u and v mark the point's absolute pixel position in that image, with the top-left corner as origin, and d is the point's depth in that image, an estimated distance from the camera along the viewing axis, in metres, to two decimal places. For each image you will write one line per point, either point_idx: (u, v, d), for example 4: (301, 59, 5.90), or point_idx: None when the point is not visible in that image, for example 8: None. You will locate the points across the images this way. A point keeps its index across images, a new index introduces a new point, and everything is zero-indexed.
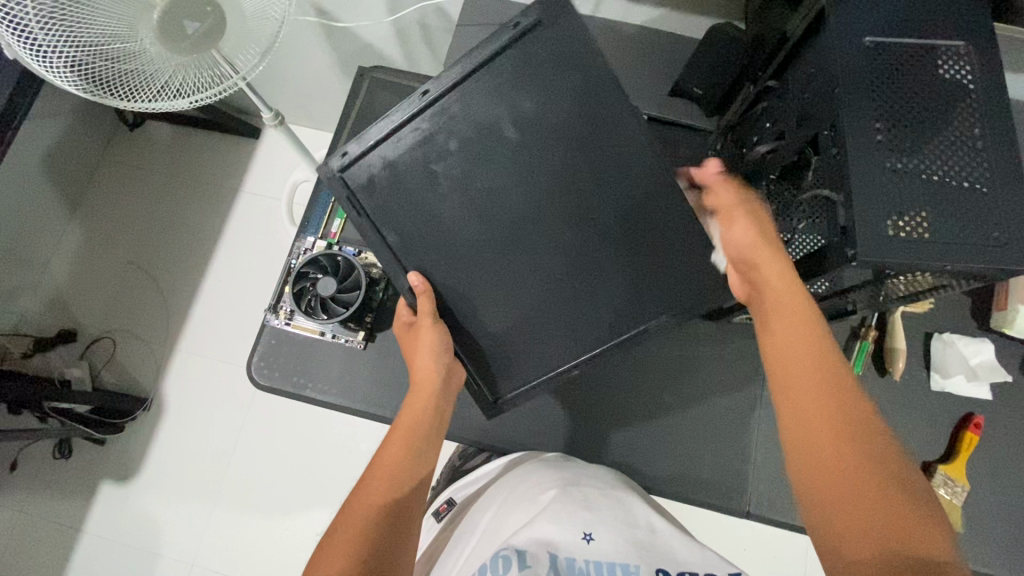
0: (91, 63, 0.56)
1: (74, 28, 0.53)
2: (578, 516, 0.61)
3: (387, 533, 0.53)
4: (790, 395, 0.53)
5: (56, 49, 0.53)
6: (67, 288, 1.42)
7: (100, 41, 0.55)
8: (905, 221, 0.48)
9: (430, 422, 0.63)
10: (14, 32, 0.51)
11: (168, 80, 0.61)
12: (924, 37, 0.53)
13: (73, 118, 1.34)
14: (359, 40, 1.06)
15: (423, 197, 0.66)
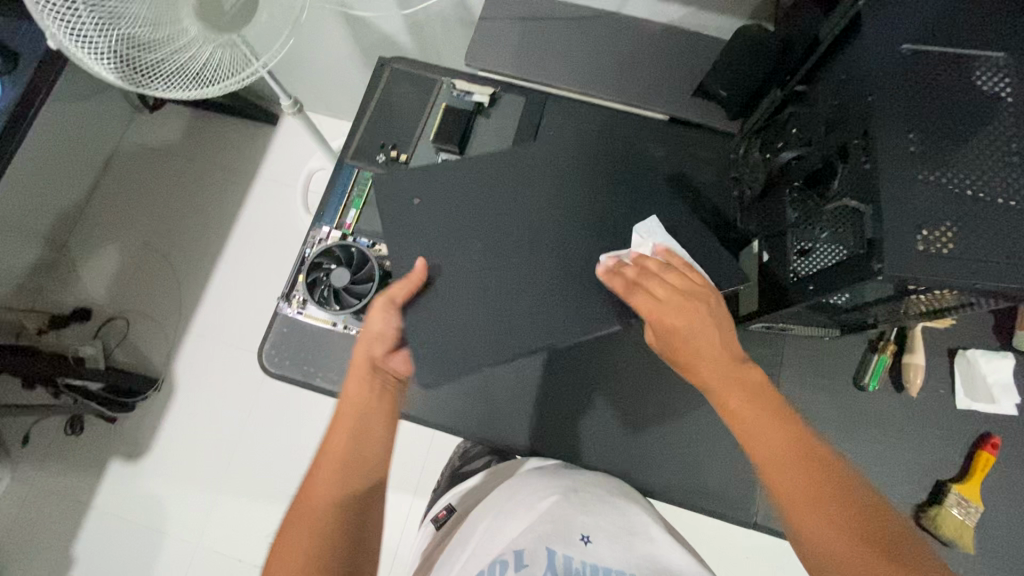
0: (130, 54, 0.59)
1: (116, 24, 0.57)
2: (577, 520, 0.63)
3: (339, 530, 0.58)
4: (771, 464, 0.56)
5: (100, 42, 0.57)
6: (82, 267, 1.44)
7: (138, 34, 0.59)
8: (929, 235, 0.46)
9: (375, 411, 0.66)
10: (62, 27, 0.54)
11: (200, 69, 0.64)
12: (963, 46, 0.51)
13: (93, 98, 1.35)
14: (379, 30, 1.05)
15: (462, 205, 0.74)
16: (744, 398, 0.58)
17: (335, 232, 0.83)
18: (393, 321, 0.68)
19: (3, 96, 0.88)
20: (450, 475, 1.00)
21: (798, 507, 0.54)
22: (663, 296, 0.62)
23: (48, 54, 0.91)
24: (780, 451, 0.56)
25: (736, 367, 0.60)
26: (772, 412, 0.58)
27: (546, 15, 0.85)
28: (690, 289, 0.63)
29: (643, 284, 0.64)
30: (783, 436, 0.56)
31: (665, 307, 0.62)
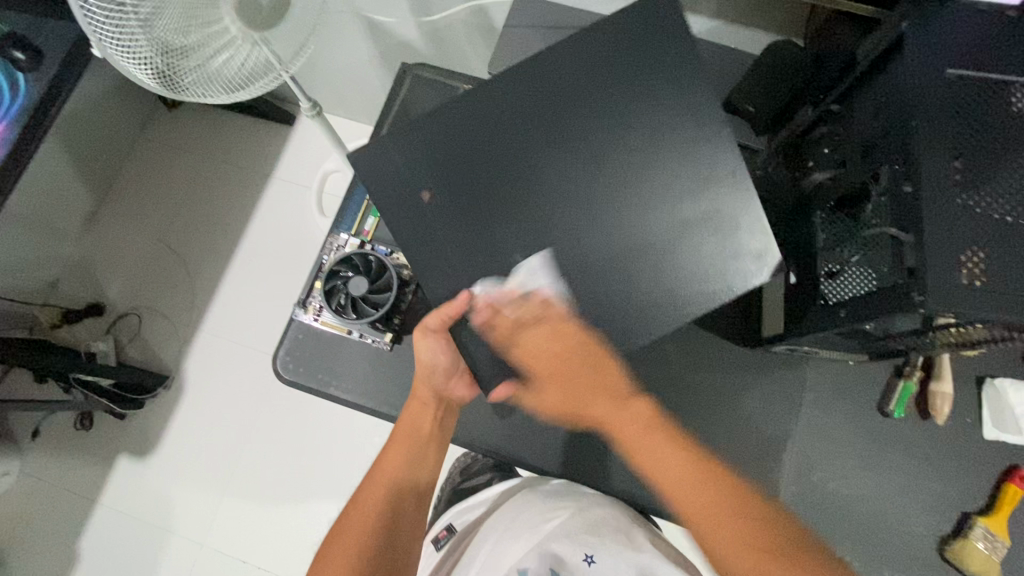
0: (170, 65, 0.63)
1: (160, 38, 0.60)
2: (584, 538, 0.69)
3: (376, 554, 0.62)
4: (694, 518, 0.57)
5: (145, 54, 0.60)
6: (97, 262, 1.45)
7: (178, 46, 0.62)
8: (968, 265, 0.45)
9: (427, 438, 0.70)
10: (112, 41, 0.58)
11: (230, 75, 0.68)
12: (1010, 72, 0.49)
13: (111, 95, 1.35)
14: (399, 37, 1.05)
15: (491, 182, 0.62)
16: (631, 428, 0.62)
17: (353, 239, 0.82)
18: (438, 345, 0.64)
19: (26, 92, 0.90)
20: (449, 492, 1.00)
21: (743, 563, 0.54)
22: (539, 347, 0.61)
23: (72, 53, 0.92)
24: (674, 474, 0.60)
25: (619, 403, 0.63)
26: (660, 443, 0.61)
27: (573, 23, 0.83)
28: (562, 338, 0.60)
29: (519, 332, 0.61)
30: (678, 462, 0.60)
31: (539, 357, 0.61)
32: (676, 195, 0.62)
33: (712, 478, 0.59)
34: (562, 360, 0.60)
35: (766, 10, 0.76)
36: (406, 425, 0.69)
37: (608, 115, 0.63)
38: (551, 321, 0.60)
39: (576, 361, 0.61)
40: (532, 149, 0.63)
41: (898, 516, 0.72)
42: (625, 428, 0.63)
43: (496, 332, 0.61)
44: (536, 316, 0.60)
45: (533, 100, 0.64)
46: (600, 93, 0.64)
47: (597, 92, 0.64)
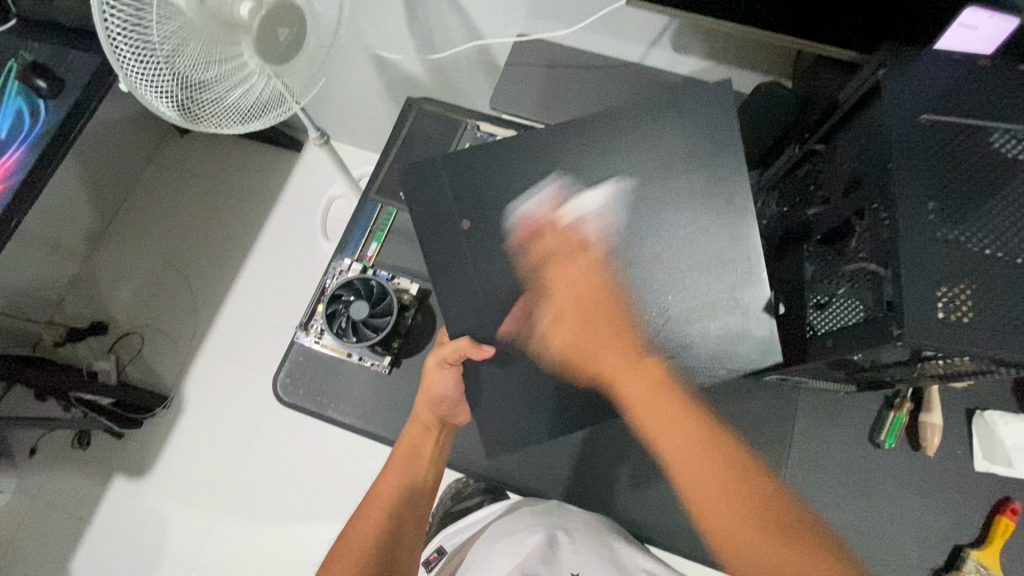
0: (192, 99, 0.68)
1: (183, 75, 0.65)
2: (569, 555, 0.69)
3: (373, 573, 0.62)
4: (687, 484, 0.59)
5: (168, 90, 0.65)
6: (102, 281, 1.47)
7: (198, 82, 0.67)
8: (944, 298, 0.47)
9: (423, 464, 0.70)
10: (141, 78, 0.63)
11: (245, 108, 0.73)
12: (983, 117, 0.52)
13: (126, 121, 1.40)
14: (405, 72, 1.09)
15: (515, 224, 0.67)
16: (636, 385, 0.62)
17: (356, 264, 0.84)
18: (448, 381, 0.67)
19: (47, 120, 0.94)
20: (440, 517, 1.00)
21: (716, 517, 0.58)
22: (560, 285, 0.65)
23: (92, 83, 0.97)
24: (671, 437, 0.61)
25: (634, 362, 0.63)
26: (662, 404, 0.62)
27: (570, 62, 0.87)
28: (593, 275, 0.64)
29: (551, 263, 0.66)
30: (680, 423, 0.61)
31: (560, 294, 0.65)
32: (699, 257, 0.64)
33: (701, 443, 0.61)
34: (588, 296, 0.64)
35: (756, 53, 0.80)
36: (402, 451, 0.70)
37: (619, 154, 0.67)
38: (575, 249, 0.65)
39: (602, 304, 0.64)
40: (544, 182, 0.68)
41: (891, 548, 0.72)
42: (626, 384, 0.63)
43: (540, 245, 0.66)
44: (571, 244, 0.65)
45: (556, 145, 0.68)
46: (618, 133, 0.67)
47: (599, 128, 0.68)
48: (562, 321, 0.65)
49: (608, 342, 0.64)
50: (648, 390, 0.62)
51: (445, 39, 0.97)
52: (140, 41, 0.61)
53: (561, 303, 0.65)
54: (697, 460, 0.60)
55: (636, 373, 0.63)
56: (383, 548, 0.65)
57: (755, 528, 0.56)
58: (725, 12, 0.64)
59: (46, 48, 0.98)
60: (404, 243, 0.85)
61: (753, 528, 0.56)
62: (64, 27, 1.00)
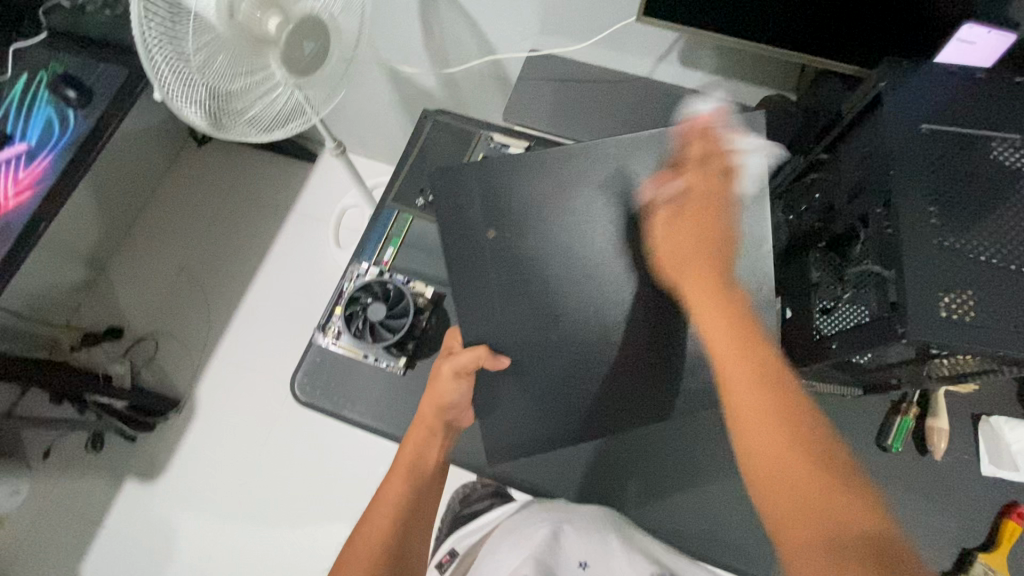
0: (220, 109, 0.71)
1: (215, 88, 0.68)
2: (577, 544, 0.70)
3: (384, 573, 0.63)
4: (755, 441, 0.54)
5: (200, 100, 0.68)
6: (119, 286, 1.50)
7: (228, 94, 0.70)
8: (949, 300, 0.48)
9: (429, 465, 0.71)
10: (176, 89, 0.65)
11: (268, 119, 0.76)
12: (981, 128, 0.54)
13: (147, 131, 1.44)
14: (420, 85, 1.13)
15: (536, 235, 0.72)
16: (727, 334, 0.59)
17: (373, 268, 0.87)
18: (463, 390, 0.71)
19: (76, 127, 0.98)
20: (452, 520, 1.02)
21: (776, 480, 0.53)
22: (682, 199, 0.67)
23: (120, 93, 1.00)
24: (749, 384, 0.56)
25: (719, 283, 0.62)
26: (752, 344, 0.58)
27: (582, 76, 0.90)
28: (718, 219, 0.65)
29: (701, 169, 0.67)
30: (760, 368, 0.56)
31: (688, 201, 0.66)
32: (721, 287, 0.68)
33: (786, 406, 0.54)
34: (706, 215, 0.65)
35: (762, 68, 0.82)
36: (407, 454, 0.71)
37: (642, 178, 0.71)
38: (713, 165, 0.67)
39: (710, 224, 0.65)
40: (569, 200, 0.72)
41: None
42: (710, 317, 0.60)
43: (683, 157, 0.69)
44: (707, 158, 0.67)
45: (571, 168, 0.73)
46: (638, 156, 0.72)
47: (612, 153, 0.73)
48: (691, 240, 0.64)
49: (717, 253, 0.64)
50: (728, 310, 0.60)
51: (460, 54, 1.00)
52: (176, 55, 0.64)
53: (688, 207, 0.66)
54: (776, 421, 0.54)
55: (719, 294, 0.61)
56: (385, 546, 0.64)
57: (813, 491, 0.51)
58: (733, 28, 0.67)
59: (76, 59, 1.02)
60: (419, 248, 0.88)
61: (822, 504, 0.51)
62: (93, 40, 1.04)
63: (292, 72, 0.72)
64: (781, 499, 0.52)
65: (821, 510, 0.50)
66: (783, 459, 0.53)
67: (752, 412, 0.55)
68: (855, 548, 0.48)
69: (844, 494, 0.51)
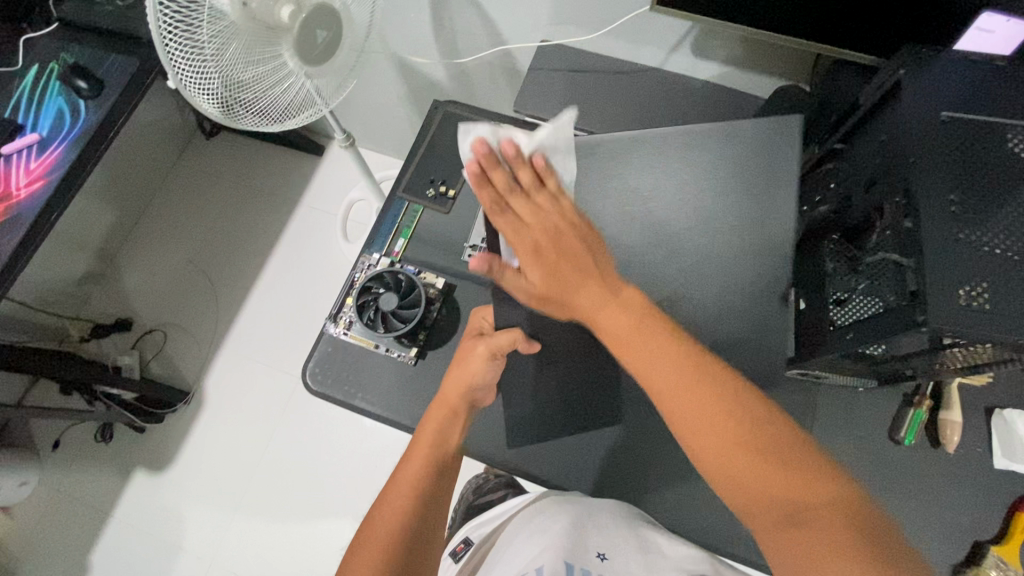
0: (233, 99, 0.71)
1: (227, 78, 0.69)
2: (594, 538, 0.67)
3: (406, 552, 0.59)
4: (693, 433, 0.50)
5: (213, 90, 0.68)
6: (128, 278, 1.51)
7: (240, 84, 0.70)
8: (968, 289, 0.48)
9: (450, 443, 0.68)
10: (189, 78, 0.66)
11: (279, 109, 0.77)
12: (1002, 117, 0.54)
13: (155, 124, 1.45)
14: (429, 77, 1.13)
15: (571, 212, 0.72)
16: (631, 338, 0.53)
17: (384, 259, 0.87)
18: (492, 371, 0.70)
19: (87, 118, 0.98)
20: (462, 512, 1.02)
21: (721, 466, 0.49)
22: (529, 217, 0.58)
23: (130, 84, 1.01)
24: (674, 378, 0.51)
25: (609, 288, 0.55)
26: (663, 343, 0.53)
27: (593, 66, 0.90)
28: (562, 213, 0.58)
29: (512, 201, 0.58)
30: (675, 360, 0.52)
31: (528, 230, 0.57)
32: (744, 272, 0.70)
33: (718, 396, 0.50)
34: (565, 238, 0.57)
35: (775, 58, 0.82)
36: (427, 434, 0.67)
37: (667, 161, 0.72)
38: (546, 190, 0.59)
39: (573, 239, 0.57)
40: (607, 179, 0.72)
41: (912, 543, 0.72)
42: (610, 318, 0.54)
43: (490, 187, 0.58)
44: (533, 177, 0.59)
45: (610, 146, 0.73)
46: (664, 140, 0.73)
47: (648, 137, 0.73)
48: (541, 260, 0.56)
49: (590, 258, 0.56)
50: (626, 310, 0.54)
51: (470, 45, 1.00)
52: (191, 46, 0.64)
53: (537, 234, 0.57)
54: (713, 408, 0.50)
55: (607, 299, 0.55)
56: (414, 522, 0.60)
57: (762, 469, 0.48)
58: (747, 18, 0.66)
59: (86, 50, 1.02)
60: (430, 239, 0.88)
61: (773, 484, 0.47)
62: (102, 31, 1.04)
63: (305, 63, 0.72)
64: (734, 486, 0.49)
65: (772, 491, 0.47)
66: (729, 451, 0.49)
67: (681, 408, 0.50)
68: (825, 529, 0.45)
69: (802, 473, 0.47)
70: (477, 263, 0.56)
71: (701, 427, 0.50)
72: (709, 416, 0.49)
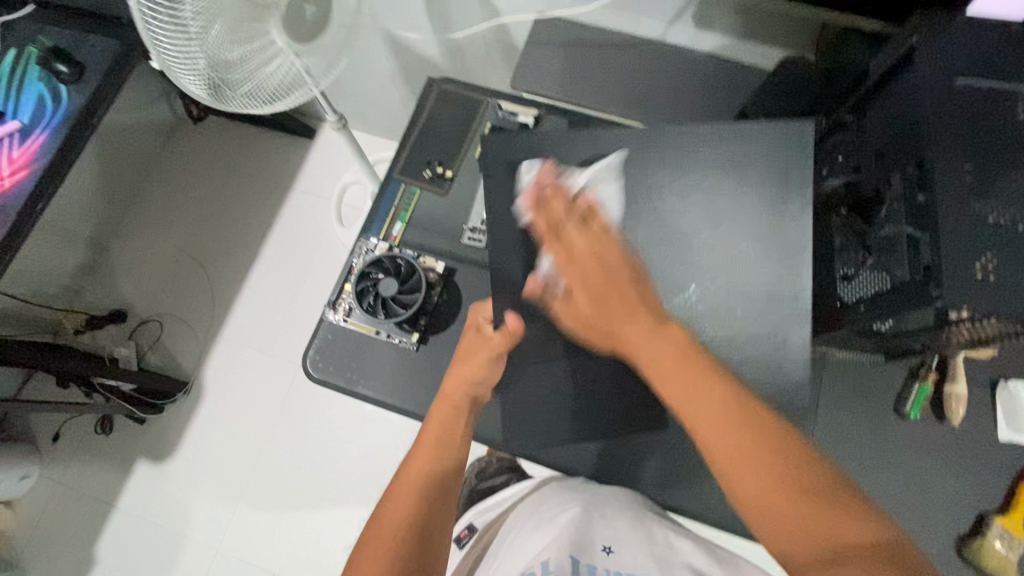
0: (219, 80, 0.68)
1: (213, 58, 0.66)
2: (601, 531, 0.67)
3: (414, 543, 0.57)
4: (733, 474, 0.47)
5: (198, 69, 0.65)
6: (120, 268, 1.48)
7: (227, 64, 0.67)
8: (980, 261, 0.47)
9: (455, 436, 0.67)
10: (172, 57, 0.63)
11: (268, 91, 0.74)
12: (1018, 83, 0.52)
13: (142, 109, 1.40)
14: (422, 54, 1.09)
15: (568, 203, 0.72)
16: (670, 370, 0.52)
17: (382, 243, 0.85)
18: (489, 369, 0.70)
19: (70, 105, 0.95)
20: (468, 495, 1.02)
21: (764, 505, 0.45)
22: (576, 245, 0.62)
23: (112, 68, 0.97)
24: (713, 416, 0.48)
25: (652, 324, 0.55)
26: (701, 379, 0.50)
27: (591, 39, 0.87)
28: (608, 244, 0.62)
29: (564, 227, 0.63)
30: (715, 395, 0.49)
31: (575, 259, 0.61)
32: (767, 283, 0.69)
33: (756, 433, 0.47)
34: (609, 267, 0.59)
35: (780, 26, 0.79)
36: (433, 428, 0.67)
37: (669, 149, 0.72)
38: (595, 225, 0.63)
39: (616, 273, 0.59)
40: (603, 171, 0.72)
41: (916, 515, 0.73)
42: (649, 351, 0.53)
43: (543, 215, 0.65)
44: (579, 213, 0.64)
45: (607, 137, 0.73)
46: (670, 131, 0.73)
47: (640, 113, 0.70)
48: (583, 287, 0.59)
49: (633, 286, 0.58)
50: (667, 344, 0.53)
51: (463, 18, 0.96)
52: (176, 25, 0.61)
53: (581, 261, 0.61)
54: (750, 447, 0.47)
55: (651, 331, 0.54)
56: (414, 514, 0.59)
57: (806, 509, 0.44)
58: None
59: (64, 33, 0.98)
60: (428, 223, 0.86)
61: (819, 522, 0.43)
62: (84, 12, 1.00)
63: (294, 42, 0.69)
64: (775, 524, 0.45)
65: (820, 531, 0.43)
66: (771, 490, 0.45)
67: (722, 447, 0.47)
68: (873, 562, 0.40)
69: (846, 506, 0.44)
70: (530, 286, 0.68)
71: (738, 465, 0.46)
72: (748, 457, 0.46)
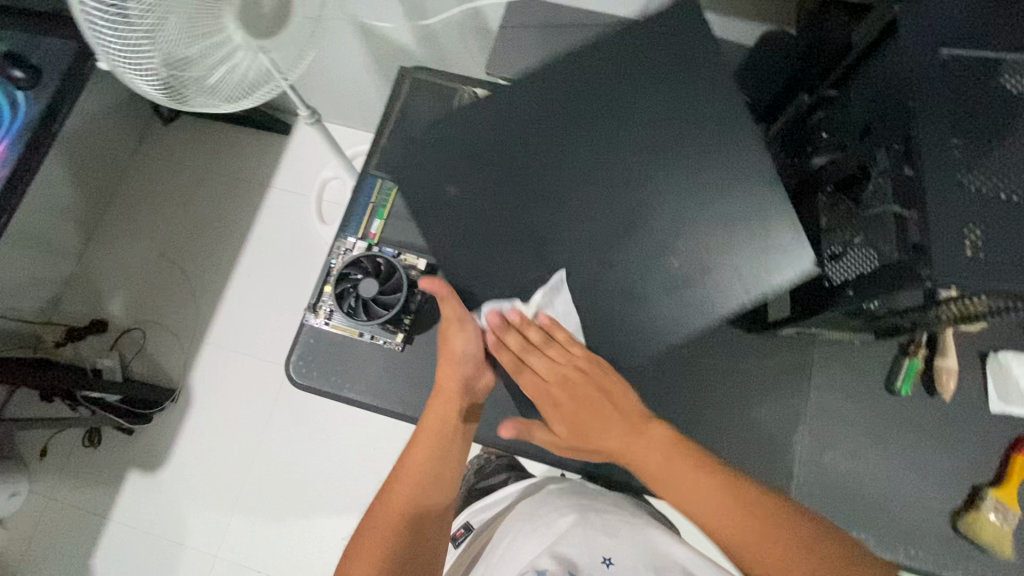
0: (175, 79, 0.65)
1: (167, 59, 0.63)
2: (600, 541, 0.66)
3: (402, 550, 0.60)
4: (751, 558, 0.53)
5: (151, 70, 0.63)
6: (98, 277, 1.45)
7: (183, 65, 0.64)
8: (969, 234, 0.46)
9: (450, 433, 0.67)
10: (122, 60, 0.60)
11: (231, 89, 0.71)
12: (1002, 50, 0.50)
13: (109, 112, 1.36)
14: (394, 42, 1.06)
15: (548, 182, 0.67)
16: (661, 465, 0.58)
17: (360, 242, 0.83)
18: (468, 344, 0.67)
19: (27, 112, 0.91)
20: (465, 491, 1.01)
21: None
22: (546, 374, 0.65)
23: (69, 72, 0.93)
24: (715, 503, 0.55)
25: (632, 434, 0.61)
26: (696, 468, 0.57)
27: (567, 21, 0.84)
28: (574, 362, 0.65)
29: (529, 357, 0.66)
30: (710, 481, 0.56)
31: (549, 384, 0.65)
32: (741, 235, 0.66)
33: (757, 508, 0.54)
34: (583, 391, 0.63)
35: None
36: (429, 425, 0.66)
37: (650, 119, 0.67)
38: (558, 344, 0.66)
39: (591, 389, 0.63)
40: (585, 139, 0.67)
41: (911, 490, 0.73)
42: (641, 456, 0.60)
43: (507, 352, 0.67)
44: (541, 338, 0.66)
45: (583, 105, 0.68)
46: (646, 97, 0.68)
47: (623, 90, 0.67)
48: (562, 415, 0.64)
49: (610, 403, 0.62)
50: (650, 447, 0.59)
51: (434, 4, 0.93)
52: (122, 27, 0.58)
53: (552, 390, 0.64)
54: (756, 525, 0.53)
55: (633, 443, 0.60)
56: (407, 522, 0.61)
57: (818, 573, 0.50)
58: None
59: (16, 36, 0.93)
60: (407, 218, 0.83)
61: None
62: (34, 13, 0.95)
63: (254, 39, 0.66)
64: None
65: None
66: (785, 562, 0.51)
67: (732, 531, 0.54)
68: None
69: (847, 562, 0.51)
70: (507, 432, 0.59)
71: (751, 548, 0.53)
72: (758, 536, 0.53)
